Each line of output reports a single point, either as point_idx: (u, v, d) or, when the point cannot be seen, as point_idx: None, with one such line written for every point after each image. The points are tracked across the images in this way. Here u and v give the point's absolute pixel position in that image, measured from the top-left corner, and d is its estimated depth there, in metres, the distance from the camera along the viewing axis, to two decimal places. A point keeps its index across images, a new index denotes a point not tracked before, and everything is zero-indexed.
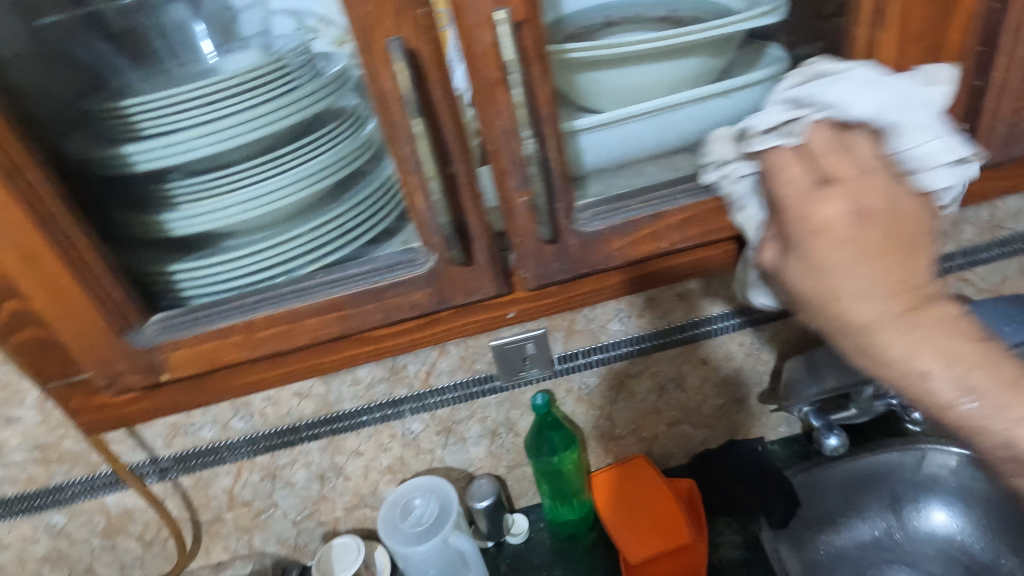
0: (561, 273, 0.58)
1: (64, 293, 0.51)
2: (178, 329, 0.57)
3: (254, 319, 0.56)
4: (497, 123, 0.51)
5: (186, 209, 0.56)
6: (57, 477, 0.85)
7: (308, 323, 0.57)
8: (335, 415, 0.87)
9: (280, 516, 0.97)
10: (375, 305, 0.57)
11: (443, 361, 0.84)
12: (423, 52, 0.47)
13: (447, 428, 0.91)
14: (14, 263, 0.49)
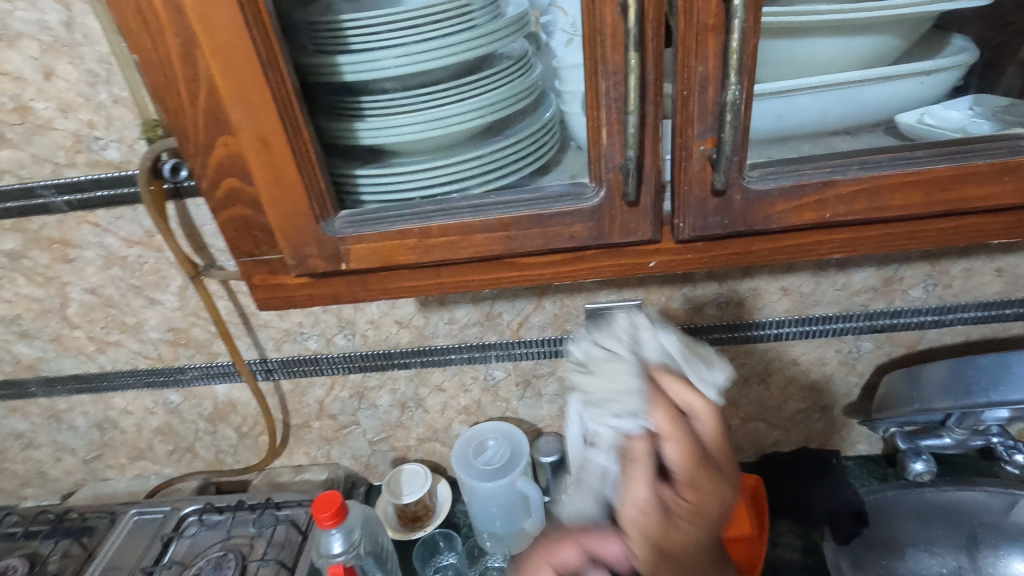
0: (719, 229, 0.54)
1: (285, 174, 0.53)
2: (367, 226, 0.56)
3: (432, 227, 0.55)
4: (697, 68, 0.48)
5: (381, 121, 0.56)
6: (182, 359, 0.95)
7: (475, 237, 0.56)
8: (427, 347, 0.92)
9: (359, 434, 1.04)
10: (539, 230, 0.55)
11: (536, 315, 0.87)
12: None
13: (527, 381, 0.95)
14: (251, 144, 0.51)
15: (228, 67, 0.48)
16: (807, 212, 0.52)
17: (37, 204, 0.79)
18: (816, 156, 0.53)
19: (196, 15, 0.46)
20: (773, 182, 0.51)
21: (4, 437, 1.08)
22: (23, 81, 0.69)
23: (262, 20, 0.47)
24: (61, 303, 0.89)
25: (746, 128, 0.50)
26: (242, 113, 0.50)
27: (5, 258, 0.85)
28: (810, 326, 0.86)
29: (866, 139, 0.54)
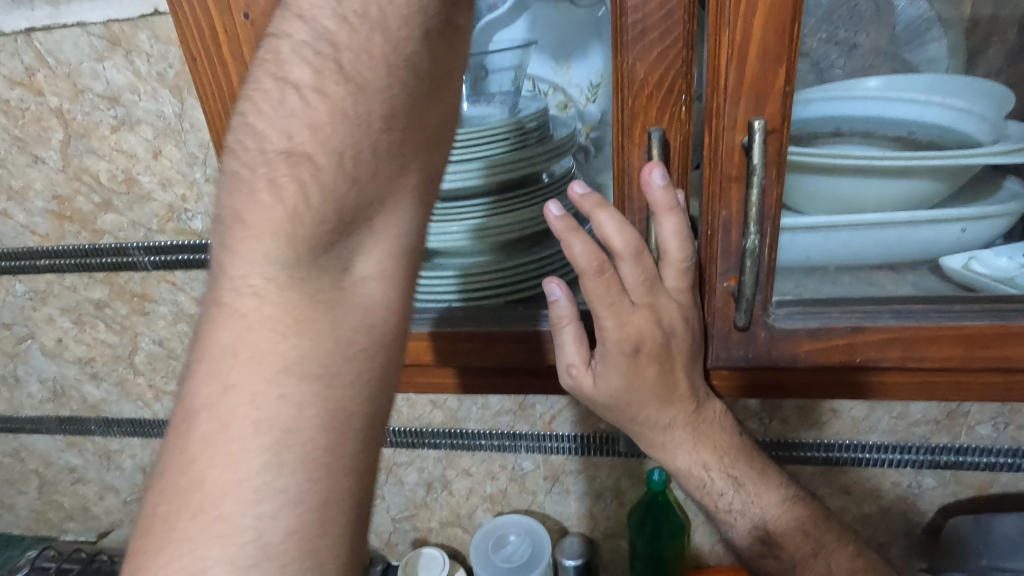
0: (741, 361, 0.57)
1: None
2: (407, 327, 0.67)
3: (458, 332, 0.64)
4: (722, 214, 0.52)
5: (426, 229, 0.63)
6: None
7: (501, 345, 0.64)
8: (458, 430, 0.92)
9: (383, 509, 1.03)
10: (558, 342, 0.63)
11: (569, 410, 0.86)
12: (674, 141, 0.52)
13: (555, 476, 0.92)
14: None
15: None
16: (837, 351, 0.55)
17: (127, 262, 0.87)
18: (846, 297, 0.56)
19: None
20: (802, 321, 0.55)
21: (58, 470, 1.14)
22: (135, 157, 0.79)
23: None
24: (131, 351, 0.96)
25: (770, 270, 0.54)
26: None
27: (91, 306, 0.94)
28: (863, 454, 0.80)
29: (910, 278, 0.58)
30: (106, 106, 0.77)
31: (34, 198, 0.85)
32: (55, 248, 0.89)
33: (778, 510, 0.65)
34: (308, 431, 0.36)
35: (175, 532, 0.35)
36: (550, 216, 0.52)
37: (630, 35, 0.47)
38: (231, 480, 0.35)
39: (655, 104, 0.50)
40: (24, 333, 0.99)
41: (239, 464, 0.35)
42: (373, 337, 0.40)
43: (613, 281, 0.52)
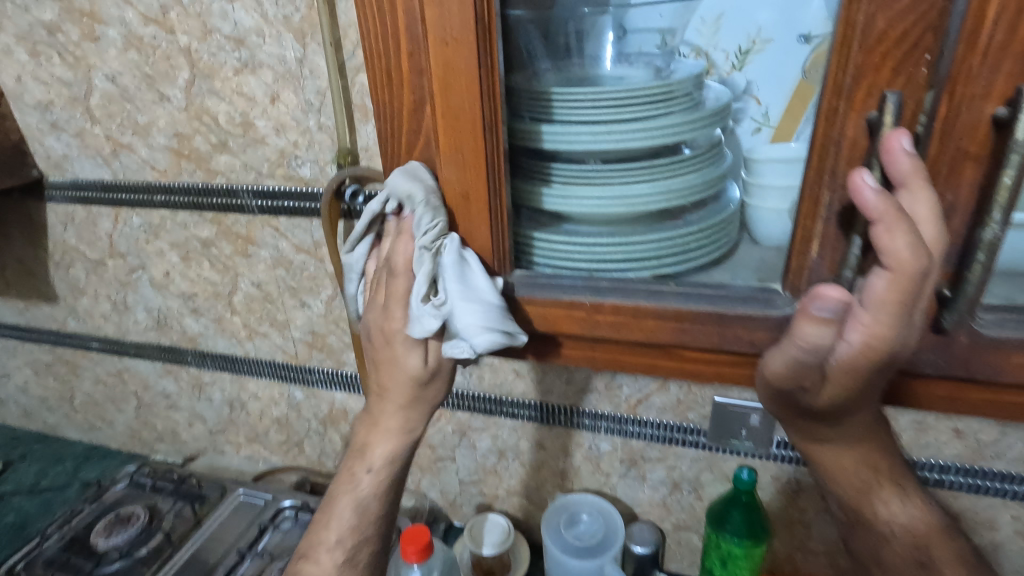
0: (931, 366, 0.55)
1: (474, 230, 0.56)
2: (538, 291, 0.58)
3: (601, 303, 0.56)
4: (948, 198, 0.48)
5: (572, 190, 0.57)
6: (313, 361, 1.02)
7: (646, 322, 0.56)
8: (538, 403, 0.90)
9: (452, 470, 1.04)
10: (718, 326, 0.54)
11: (658, 396, 0.83)
12: (905, 105, 0.46)
13: (632, 460, 0.90)
14: (454, 199, 0.55)
15: (453, 128, 0.52)
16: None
17: (235, 204, 0.90)
18: None
19: (437, 81, 0.50)
20: (1000, 329, 0.52)
21: (154, 395, 1.22)
22: (254, 102, 0.81)
23: (493, 92, 0.51)
24: (230, 290, 1.00)
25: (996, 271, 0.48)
26: (459, 167, 0.53)
27: (199, 243, 0.98)
28: (982, 481, 0.73)
29: None
30: (232, 48, 0.78)
31: (156, 135, 0.89)
32: (172, 184, 0.93)
33: (902, 511, 0.65)
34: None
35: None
36: (861, 186, 0.44)
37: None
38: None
39: (890, 60, 0.45)
40: (136, 264, 1.05)
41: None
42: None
43: (911, 235, 0.43)
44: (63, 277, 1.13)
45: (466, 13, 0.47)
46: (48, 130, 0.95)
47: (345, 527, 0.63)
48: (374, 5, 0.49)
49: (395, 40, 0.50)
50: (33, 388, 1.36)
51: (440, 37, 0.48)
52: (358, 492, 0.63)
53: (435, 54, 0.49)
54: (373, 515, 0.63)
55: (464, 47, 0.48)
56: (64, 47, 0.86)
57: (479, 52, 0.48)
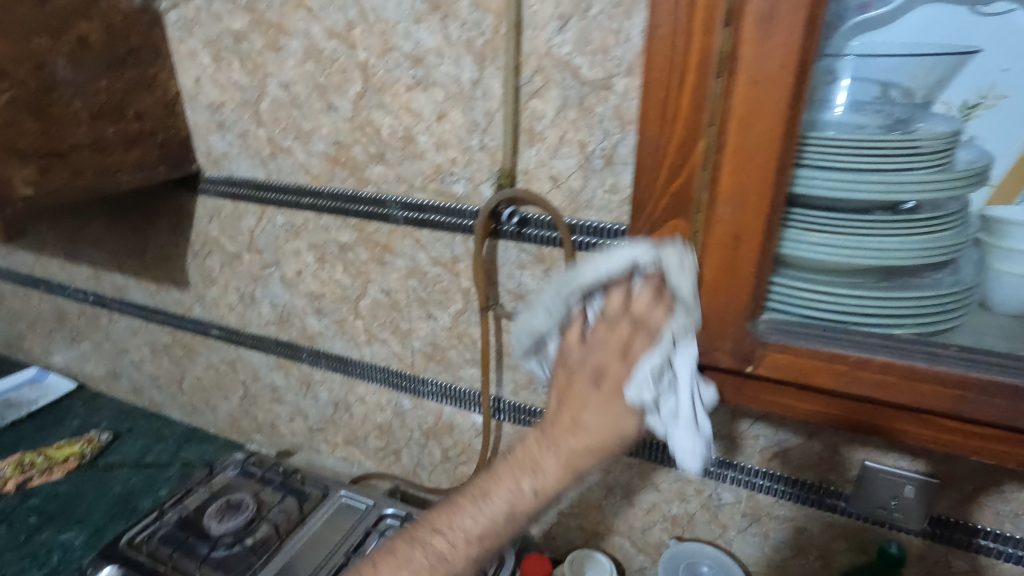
0: None
1: (735, 274, 0.50)
2: (793, 343, 0.50)
3: (873, 360, 0.47)
4: None
5: (826, 239, 0.51)
6: (427, 373, 1.04)
7: (921, 385, 0.46)
8: (660, 443, 0.88)
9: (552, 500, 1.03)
10: (1021, 404, 0.44)
11: (797, 452, 0.79)
12: None
13: (755, 516, 0.86)
14: (719, 239, 0.50)
15: (742, 166, 0.47)
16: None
17: (382, 212, 0.93)
18: None
19: (738, 120, 0.46)
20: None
21: (261, 386, 1.26)
22: (420, 117, 0.84)
23: (791, 137, 0.46)
24: (358, 294, 1.03)
25: None
26: (733, 205, 0.48)
27: (336, 247, 1.01)
28: None
29: None
30: (410, 66, 0.81)
31: (317, 142, 0.93)
32: (321, 189, 0.97)
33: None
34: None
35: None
36: None
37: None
38: None
39: None
40: (271, 260, 1.09)
41: None
42: None
43: None
44: (198, 266, 1.19)
45: (790, 54, 0.43)
46: (214, 129, 1.02)
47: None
48: (667, 37, 0.47)
49: (681, 76, 0.47)
50: (147, 368, 1.43)
51: (751, 77, 0.45)
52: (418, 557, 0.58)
53: (742, 95, 0.45)
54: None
55: (778, 89, 0.44)
56: (246, 54, 0.92)
57: (793, 95, 0.45)
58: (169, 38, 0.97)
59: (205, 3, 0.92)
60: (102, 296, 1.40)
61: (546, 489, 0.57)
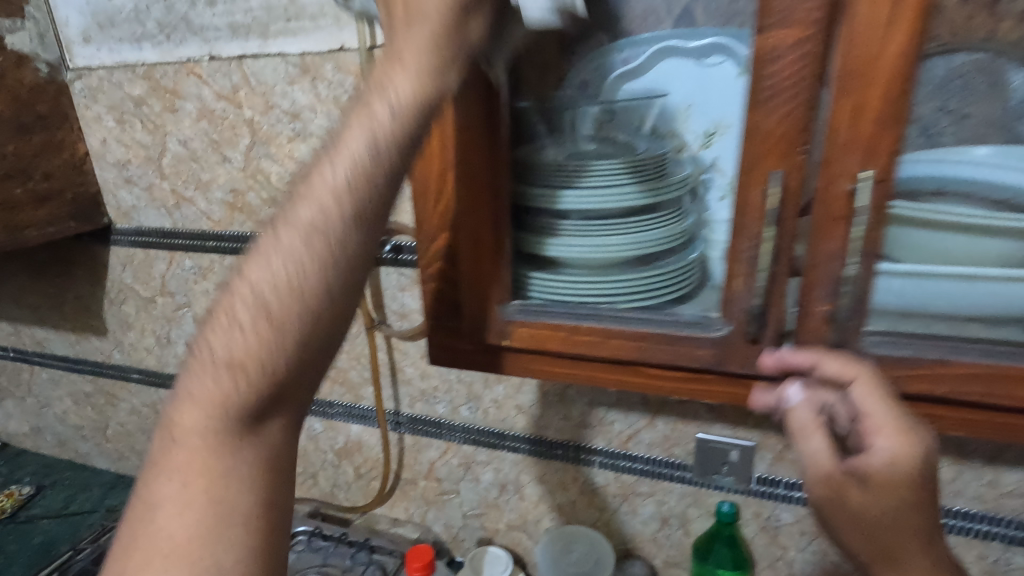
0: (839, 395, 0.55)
1: (481, 266, 0.63)
2: (529, 316, 0.64)
3: (578, 323, 0.62)
4: (824, 246, 0.52)
5: (560, 236, 0.65)
6: (333, 395, 1.12)
7: (611, 341, 0.61)
8: (538, 437, 0.99)
9: (456, 504, 1.11)
10: (671, 346, 0.59)
11: (647, 432, 0.91)
12: (793, 180, 0.51)
13: (623, 495, 0.97)
14: (466, 242, 0.64)
15: (467, 186, 0.61)
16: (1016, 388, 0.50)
17: None
18: (938, 335, 0.54)
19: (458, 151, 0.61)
20: (978, 356, 0.51)
21: None
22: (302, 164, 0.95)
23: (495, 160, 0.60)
24: None
25: (863, 302, 0.52)
26: (469, 214, 0.62)
27: None
28: (961, 521, 0.78)
29: (1009, 332, 0.53)
30: (288, 120, 0.93)
31: (215, 190, 1.03)
32: (223, 232, 1.06)
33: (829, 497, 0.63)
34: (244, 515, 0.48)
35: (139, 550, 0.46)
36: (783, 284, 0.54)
37: (878, 22, 0.45)
38: (174, 521, 0.47)
39: (780, 143, 0.51)
40: (183, 301, 1.17)
41: (162, 533, 0.46)
42: (259, 494, 0.49)
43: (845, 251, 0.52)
44: (116, 312, 1.25)
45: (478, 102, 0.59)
46: (122, 184, 1.11)
47: (189, 518, 0.46)
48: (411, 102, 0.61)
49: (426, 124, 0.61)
50: (71, 419, 1.46)
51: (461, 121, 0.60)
52: (175, 489, 0.47)
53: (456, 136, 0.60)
54: (204, 430, 0.48)
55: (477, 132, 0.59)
56: (146, 117, 1.03)
57: (484, 131, 0.59)
58: (76, 105, 1.07)
59: (107, 74, 1.03)
60: (22, 351, 1.44)
61: (252, 321, 0.47)
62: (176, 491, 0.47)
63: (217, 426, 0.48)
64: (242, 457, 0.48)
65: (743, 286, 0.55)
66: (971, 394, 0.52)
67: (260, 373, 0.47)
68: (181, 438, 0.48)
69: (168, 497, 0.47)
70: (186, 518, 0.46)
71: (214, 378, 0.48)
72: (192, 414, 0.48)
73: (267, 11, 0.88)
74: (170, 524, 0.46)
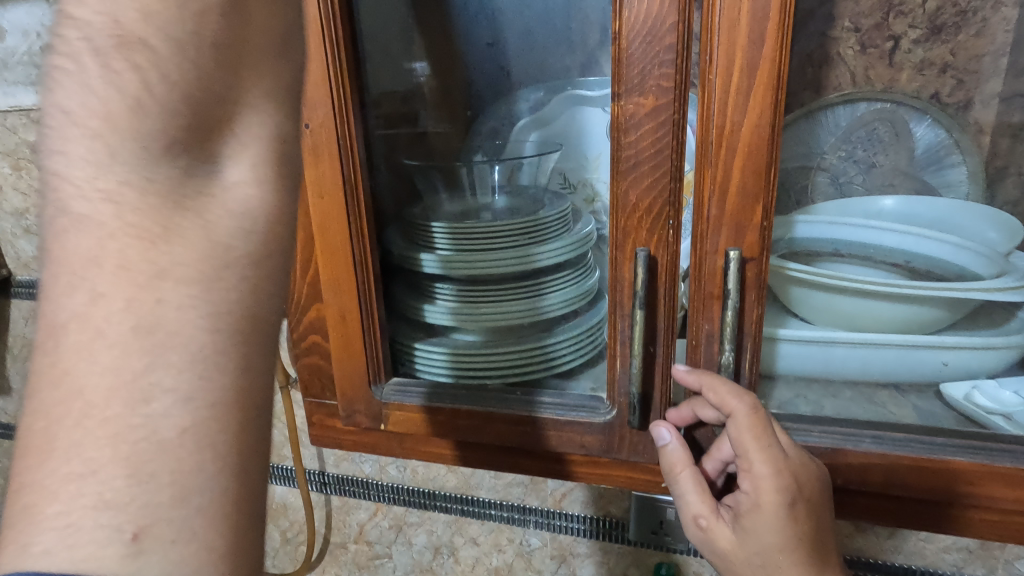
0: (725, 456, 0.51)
1: (353, 342, 0.59)
2: (407, 396, 0.60)
3: (457, 408, 0.58)
4: (703, 327, 0.49)
5: (446, 304, 0.61)
6: None
7: (495, 426, 0.57)
8: (470, 497, 0.93)
9: (389, 569, 1.03)
10: (557, 431, 0.56)
11: (580, 490, 0.86)
12: (660, 259, 0.48)
13: (562, 557, 0.91)
14: (333, 318, 0.59)
15: (329, 260, 0.57)
16: (916, 478, 0.47)
17: None
18: (836, 418, 0.50)
19: (319, 225, 0.56)
20: (872, 444, 0.48)
21: None
22: None
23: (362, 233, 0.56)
24: None
25: (749, 380, 0.50)
26: (336, 287, 0.57)
27: None
28: None
29: (914, 404, 0.52)
30: None
31: None
32: None
33: (697, 504, 0.51)
34: (197, 325, 0.24)
35: (46, 406, 0.24)
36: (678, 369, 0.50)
37: (737, 97, 0.43)
38: (83, 356, 0.23)
39: (645, 223, 0.48)
40: None
41: (74, 391, 0.23)
42: (239, 367, 0.25)
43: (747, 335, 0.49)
44: (19, 369, 1.15)
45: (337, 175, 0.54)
46: (21, 234, 1.03)
47: (97, 367, 0.23)
48: None
49: None
50: None
51: (320, 194, 0.55)
52: (65, 311, 0.24)
53: (316, 209, 0.55)
54: (105, 235, 0.24)
55: (336, 200, 0.55)
56: None
57: (349, 204, 0.55)
58: None
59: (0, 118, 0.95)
60: None
61: None
62: (60, 314, 0.24)
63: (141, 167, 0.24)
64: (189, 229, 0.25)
65: (622, 369, 0.52)
66: (873, 483, 0.48)
67: (171, 79, 0.23)
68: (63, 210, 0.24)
69: (72, 307, 0.24)
70: (96, 360, 0.23)
71: (91, 78, 0.23)
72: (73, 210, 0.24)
73: None
74: (85, 378, 0.23)
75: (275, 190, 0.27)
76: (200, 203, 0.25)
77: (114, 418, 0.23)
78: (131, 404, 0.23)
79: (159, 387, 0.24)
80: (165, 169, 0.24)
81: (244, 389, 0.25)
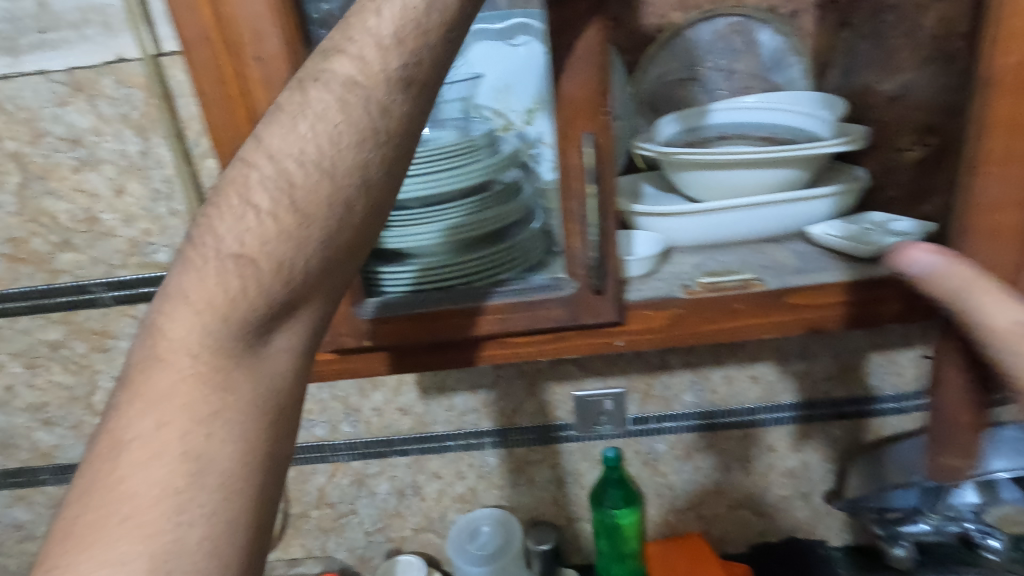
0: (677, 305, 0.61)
1: None
2: (387, 312, 0.64)
3: (435, 312, 0.63)
4: None
5: (402, 227, 0.64)
6: None
7: (471, 319, 0.64)
8: (427, 435, 0.98)
9: (356, 524, 1.06)
10: (526, 312, 0.63)
11: (528, 403, 0.95)
12: (602, 141, 0.57)
13: (520, 467, 1.00)
14: None
15: None
16: (800, 296, 0.59)
17: (87, 298, 0.89)
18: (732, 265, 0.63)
19: None
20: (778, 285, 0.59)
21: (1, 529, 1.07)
22: (97, 196, 0.83)
23: None
24: (88, 391, 0.96)
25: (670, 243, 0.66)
26: None
27: (46, 347, 0.93)
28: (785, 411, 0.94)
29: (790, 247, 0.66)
30: (68, 148, 0.80)
31: None
32: (8, 291, 0.88)
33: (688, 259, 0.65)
34: (230, 456, 0.36)
35: (94, 510, 0.34)
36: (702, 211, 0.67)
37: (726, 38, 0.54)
38: (150, 477, 0.35)
39: (584, 111, 0.55)
40: None
41: (145, 485, 0.35)
42: (251, 473, 0.37)
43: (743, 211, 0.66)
44: None
45: None
46: None
47: (158, 477, 0.35)
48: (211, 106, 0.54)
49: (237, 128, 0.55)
50: None
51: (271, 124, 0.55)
52: (161, 448, 0.35)
53: None
54: (202, 391, 0.37)
55: None
56: None
57: None
58: None
59: None
60: None
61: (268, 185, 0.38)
62: (166, 436, 0.36)
63: (224, 341, 0.38)
64: (253, 392, 0.38)
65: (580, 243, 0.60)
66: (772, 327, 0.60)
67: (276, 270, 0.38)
68: (161, 354, 0.37)
69: (138, 437, 0.36)
70: (163, 477, 0.35)
71: (209, 270, 0.38)
72: (170, 380, 0.37)
73: (10, 21, 0.73)
74: (141, 496, 0.34)
75: (302, 354, 0.41)
76: (253, 368, 0.39)
77: (148, 524, 0.34)
78: (170, 515, 0.34)
79: (192, 505, 0.35)
80: (241, 340, 0.38)
81: (249, 503, 0.36)
